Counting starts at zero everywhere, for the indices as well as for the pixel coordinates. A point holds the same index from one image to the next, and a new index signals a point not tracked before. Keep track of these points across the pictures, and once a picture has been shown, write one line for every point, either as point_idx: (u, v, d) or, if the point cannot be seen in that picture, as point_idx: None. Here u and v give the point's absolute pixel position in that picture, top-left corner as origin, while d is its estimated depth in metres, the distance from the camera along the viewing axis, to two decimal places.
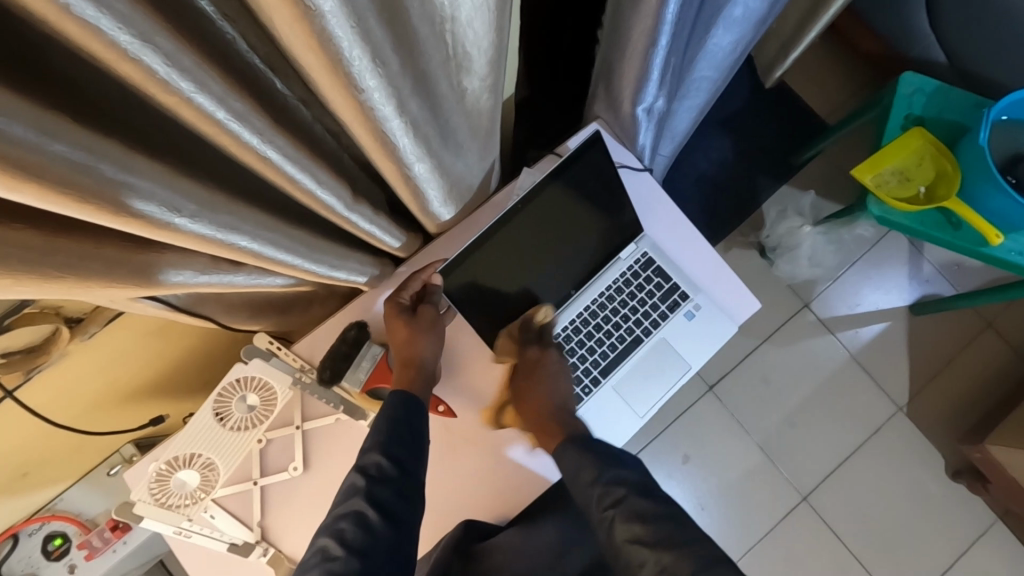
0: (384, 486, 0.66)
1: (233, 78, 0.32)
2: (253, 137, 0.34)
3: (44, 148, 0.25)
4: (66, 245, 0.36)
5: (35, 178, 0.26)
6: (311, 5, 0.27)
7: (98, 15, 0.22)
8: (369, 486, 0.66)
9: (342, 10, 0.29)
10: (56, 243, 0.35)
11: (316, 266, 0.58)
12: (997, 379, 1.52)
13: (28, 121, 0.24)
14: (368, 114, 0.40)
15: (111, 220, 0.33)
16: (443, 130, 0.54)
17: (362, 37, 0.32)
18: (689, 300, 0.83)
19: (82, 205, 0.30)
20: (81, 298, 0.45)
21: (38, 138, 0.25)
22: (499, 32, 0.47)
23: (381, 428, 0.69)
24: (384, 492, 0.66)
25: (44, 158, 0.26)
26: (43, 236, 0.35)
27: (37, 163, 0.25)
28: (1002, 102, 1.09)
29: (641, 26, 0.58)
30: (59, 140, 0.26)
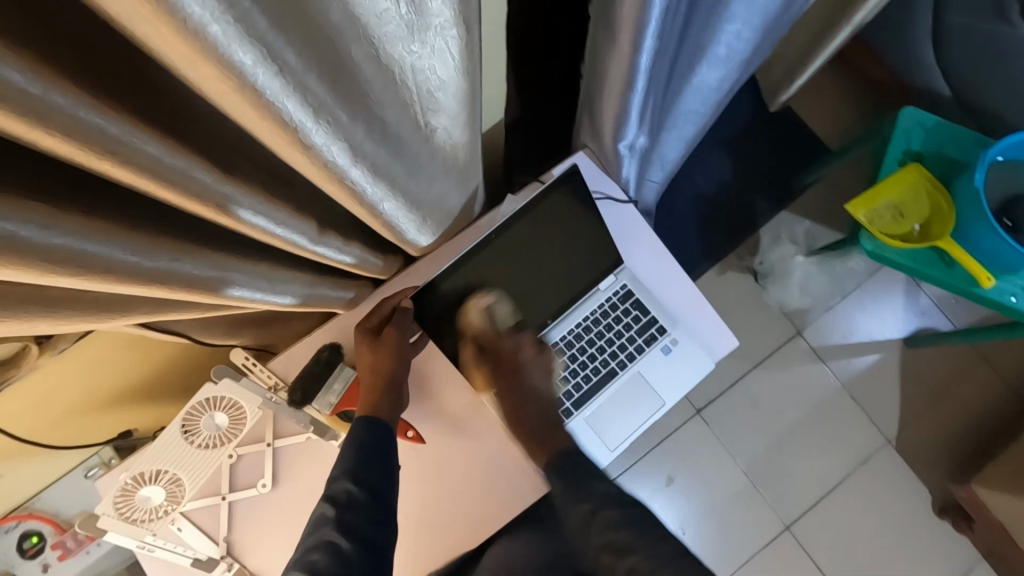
0: (354, 512, 0.66)
1: (176, 133, 0.32)
2: (201, 189, 0.35)
3: None
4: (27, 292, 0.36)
5: None
6: (237, 73, 0.27)
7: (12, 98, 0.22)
8: (339, 514, 0.66)
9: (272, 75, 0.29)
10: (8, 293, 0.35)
11: (285, 296, 0.58)
12: (990, 416, 1.50)
13: None
14: (321, 161, 0.40)
15: (67, 279, 0.33)
16: (411, 167, 0.53)
17: (301, 97, 0.32)
18: (666, 334, 0.83)
19: (29, 269, 0.30)
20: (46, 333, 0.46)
21: None
22: (465, 77, 0.47)
23: (347, 456, 0.69)
24: (354, 518, 0.66)
25: None
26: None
27: None
28: (1000, 143, 1.08)
29: (616, 70, 0.57)
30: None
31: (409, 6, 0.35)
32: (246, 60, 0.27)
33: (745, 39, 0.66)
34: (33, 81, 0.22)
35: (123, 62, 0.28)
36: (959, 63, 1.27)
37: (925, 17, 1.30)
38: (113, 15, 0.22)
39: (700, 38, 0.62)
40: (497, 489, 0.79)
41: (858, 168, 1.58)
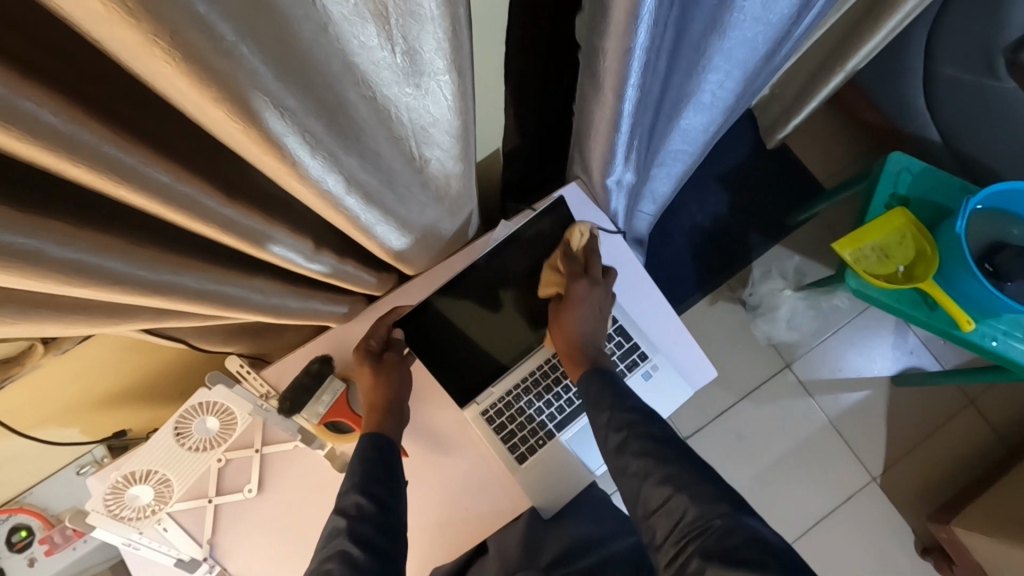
0: (366, 523, 0.66)
1: (183, 161, 0.36)
2: (207, 210, 0.38)
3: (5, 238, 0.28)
4: (43, 298, 0.40)
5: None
6: (240, 108, 0.31)
7: (41, 132, 0.25)
8: (351, 525, 0.66)
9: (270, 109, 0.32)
10: (20, 299, 0.38)
11: (281, 308, 0.61)
12: (973, 458, 1.51)
13: None
14: (317, 188, 0.44)
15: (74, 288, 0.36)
16: (404, 195, 0.57)
17: (300, 130, 0.36)
18: (647, 360, 0.86)
19: (44, 281, 0.32)
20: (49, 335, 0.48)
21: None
22: (460, 115, 0.50)
23: (357, 471, 0.70)
24: (367, 531, 0.66)
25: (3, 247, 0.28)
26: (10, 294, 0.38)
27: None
28: (983, 191, 1.11)
29: (603, 111, 0.61)
30: (18, 231, 0.29)
31: (403, 55, 0.38)
32: (248, 98, 0.30)
33: (729, 88, 0.69)
34: (63, 121, 0.25)
35: (139, 98, 0.32)
36: (948, 112, 1.31)
37: (917, 67, 1.34)
38: (142, 73, 0.26)
39: (683, 85, 0.66)
40: (478, 503, 0.82)
41: (851, 207, 1.62)
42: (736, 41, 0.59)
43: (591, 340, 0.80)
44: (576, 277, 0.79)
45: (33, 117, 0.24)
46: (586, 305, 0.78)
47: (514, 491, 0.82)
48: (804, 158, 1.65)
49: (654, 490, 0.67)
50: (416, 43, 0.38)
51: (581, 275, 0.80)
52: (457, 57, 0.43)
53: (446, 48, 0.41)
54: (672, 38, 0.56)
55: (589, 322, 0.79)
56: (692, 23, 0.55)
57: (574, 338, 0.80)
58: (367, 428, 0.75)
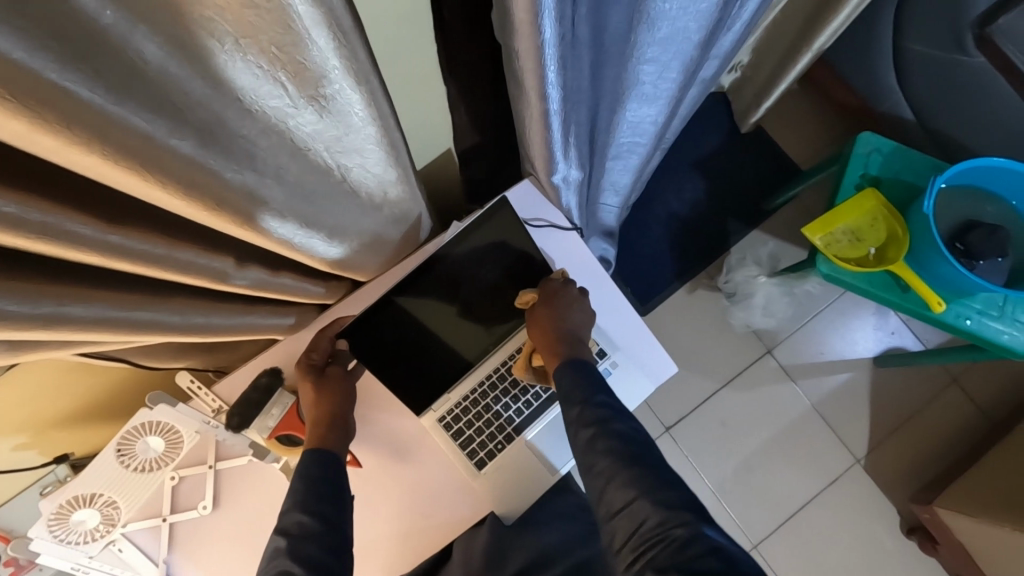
0: (311, 543, 0.64)
1: (45, 190, 0.34)
2: (76, 241, 0.36)
3: None
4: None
5: None
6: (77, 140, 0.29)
7: None
8: (291, 545, 0.63)
9: None
10: None
11: (207, 326, 0.59)
12: (956, 437, 1.50)
13: None
14: (211, 208, 0.42)
15: None
16: (327, 206, 0.55)
17: (171, 147, 0.34)
18: (607, 357, 0.83)
19: None
20: None
21: None
22: (376, 123, 0.49)
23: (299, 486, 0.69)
24: (310, 549, 0.64)
25: None
26: None
27: None
28: (952, 169, 1.09)
29: (532, 112, 0.59)
30: None
31: (284, 68, 0.36)
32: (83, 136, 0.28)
33: (669, 78, 0.68)
34: None
35: None
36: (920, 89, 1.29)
37: (886, 44, 1.32)
38: None
39: (618, 79, 0.64)
40: (441, 510, 0.81)
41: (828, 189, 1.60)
42: (665, 32, 0.57)
43: (578, 336, 0.76)
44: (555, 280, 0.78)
45: None
46: (566, 300, 0.76)
47: (475, 497, 0.81)
48: (780, 141, 1.62)
49: (617, 493, 0.62)
50: (295, 53, 0.36)
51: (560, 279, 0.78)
52: (355, 67, 0.40)
53: (341, 57, 0.38)
54: (592, 30, 0.54)
55: (578, 320, 0.76)
56: (612, 14, 0.53)
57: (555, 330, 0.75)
58: (311, 443, 0.74)
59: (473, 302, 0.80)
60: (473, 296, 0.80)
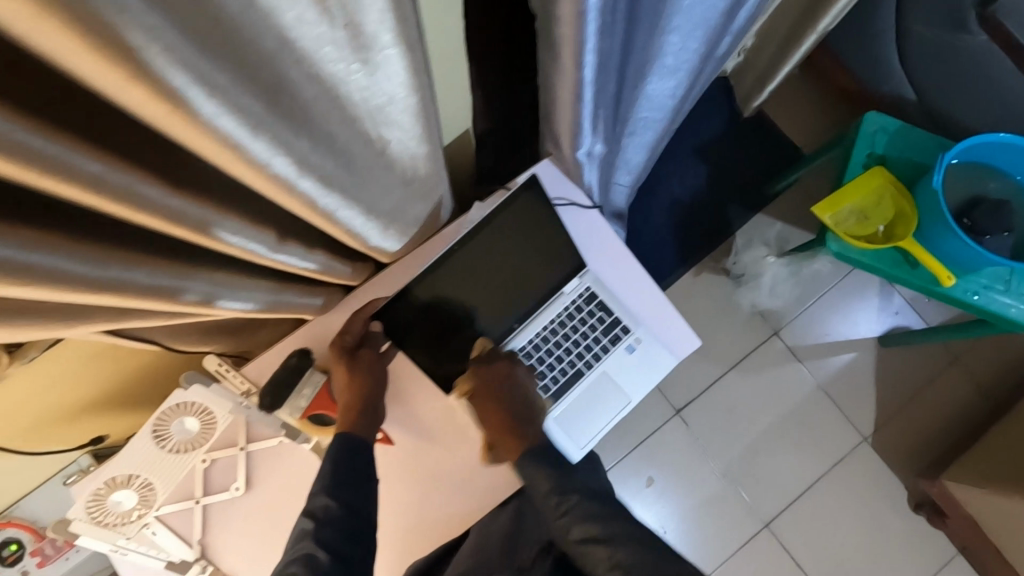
0: (330, 528, 0.68)
1: (116, 149, 0.34)
2: (144, 204, 0.36)
3: None
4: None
5: None
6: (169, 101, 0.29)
7: None
8: (317, 529, 0.67)
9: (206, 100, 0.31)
10: None
11: (245, 302, 0.59)
12: (960, 415, 1.52)
13: None
14: (270, 177, 0.42)
15: (19, 289, 0.34)
16: (365, 179, 0.56)
17: (243, 118, 0.35)
18: (630, 333, 0.85)
19: None
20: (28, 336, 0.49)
21: None
22: (417, 93, 0.49)
23: (325, 472, 0.71)
24: (331, 535, 0.67)
25: None
26: None
27: None
28: (958, 146, 1.11)
29: (565, 84, 0.60)
30: None
31: (345, 29, 0.36)
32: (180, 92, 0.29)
33: (690, 48, 0.69)
34: None
35: (62, 79, 0.30)
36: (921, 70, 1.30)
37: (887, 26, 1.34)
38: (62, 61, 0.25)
39: (645, 52, 0.65)
40: (471, 488, 0.81)
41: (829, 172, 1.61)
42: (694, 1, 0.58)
43: (527, 397, 0.80)
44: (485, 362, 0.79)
45: None
46: (507, 382, 0.79)
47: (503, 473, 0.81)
48: (781, 126, 1.63)
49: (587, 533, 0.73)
50: (359, 15, 0.36)
51: (495, 360, 0.80)
52: (404, 31, 0.41)
53: (397, 20, 0.39)
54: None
55: (522, 379, 0.80)
56: None
57: (502, 418, 0.78)
58: (339, 428, 0.74)
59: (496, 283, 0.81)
60: (495, 277, 0.81)
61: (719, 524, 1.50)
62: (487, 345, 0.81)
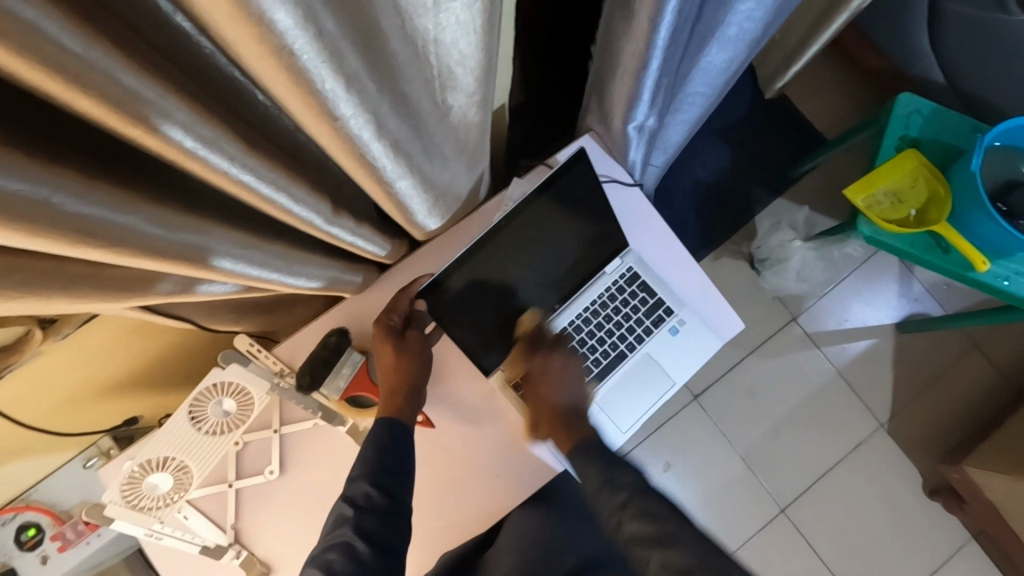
0: (371, 517, 0.65)
1: (204, 102, 0.32)
2: (224, 161, 0.33)
3: (34, 194, 0.25)
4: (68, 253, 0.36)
5: (21, 223, 0.25)
6: (282, 45, 0.26)
7: (70, 43, 0.21)
8: (357, 516, 0.64)
9: (315, 45, 0.28)
10: (32, 267, 0.34)
11: (293, 277, 0.56)
12: (980, 400, 1.47)
13: (21, 171, 0.24)
14: (348, 138, 0.39)
15: (96, 253, 0.31)
16: (427, 148, 0.52)
17: (342, 75, 0.32)
18: (673, 315, 0.83)
19: (67, 243, 0.28)
20: (77, 308, 0.46)
21: (28, 186, 0.24)
22: (485, 53, 0.45)
23: (369, 457, 0.67)
24: (369, 523, 0.64)
25: (34, 203, 0.25)
26: (28, 257, 0.34)
27: (28, 207, 0.25)
28: (997, 129, 1.09)
29: (632, 49, 0.58)
30: (49, 187, 0.25)
31: None
32: (295, 34, 0.26)
33: (755, 18, 0.66)
34: (73, 39, 0.21)
35: (164, 16, 0.27)
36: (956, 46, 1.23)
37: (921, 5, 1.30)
38: None
39: (712, 18, 0.62)
40: (508, 473, 0.78)
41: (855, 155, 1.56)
42: None
43: (573, 407, 0.78)
44: (536, 355, 0.78)
45: (60, 31, 0.20)
46: (556, 379, 0.77)
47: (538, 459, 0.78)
48: (803, 109, 1.57)
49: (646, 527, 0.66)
50: None
51: (542, 354, 0.78)
52: None
53: None
54: None
55: (568, 395, 0.78)
56: None
57: (552, 409, 0.76)
58: (382, 411, 0.71)
59: (531, 263, 0.77)
60: (527, 256, 0.76)
61: (734, 512, 1.43)
62: (535, 321, 0.79)
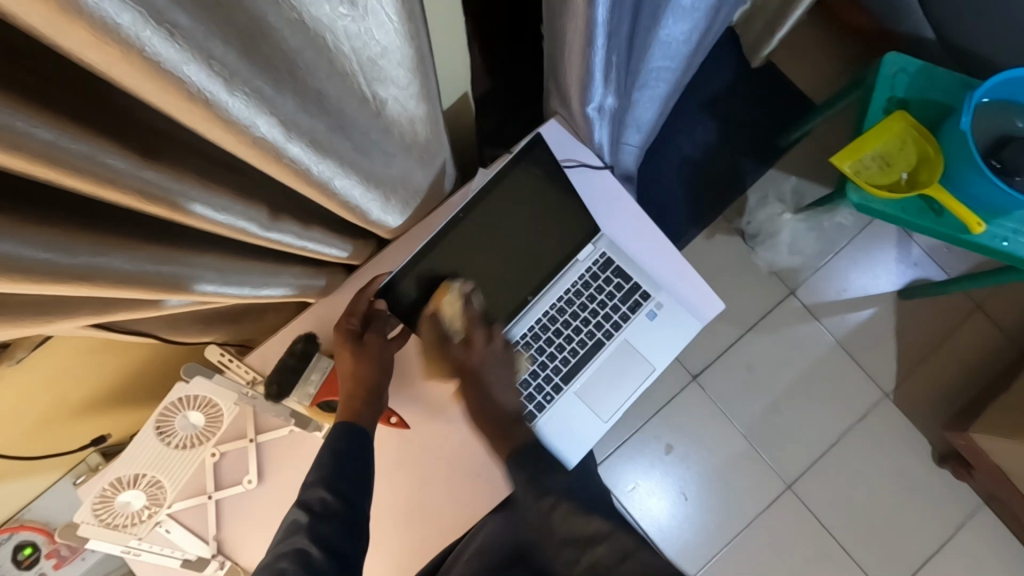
0: (328, 522, 0.64)
1: (76, 114, 0.30)
2: (110, 177, 0.32)
3: None
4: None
5: None
6: (130, 44, 0.24)
7: None
8: (312, 523, 0.64)
9: (174, 46, 0.26)
10: None
11: (236, 287, 0.54)
12: (987, 363, 1.43)
13: None
14: (255, 141, 0.37)
15: None
16: (363, 144, 0.51)
17: (219, 75, 0.30)
18: (650, 298, 0.80)
19: None
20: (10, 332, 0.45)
21: None
22: (409, 41, 0.42)
23: (324, 463, 0.67)
24: (327, 529, 0.64)
25: None
26: None
27: None
28: (987, 83, 1.04)
29: (575, 27, 0.56)
30: None
31: None
32: (139, 31, 0.24)
33: None
34: None
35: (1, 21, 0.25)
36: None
37: None
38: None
39: None
40: (486, 472, 0.76)
41: (847, 118, 1.51)
42: None
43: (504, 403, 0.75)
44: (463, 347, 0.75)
45: None
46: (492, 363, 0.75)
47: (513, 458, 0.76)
48: (791, 75, 1.52)
49: None
50: None
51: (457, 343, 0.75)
52: None
53: None
54: None
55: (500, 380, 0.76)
56: None
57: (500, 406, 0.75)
58: (342, 416, 0.70)
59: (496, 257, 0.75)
60: (493, 248, 0.75)
61: (738, 492, 1.41)
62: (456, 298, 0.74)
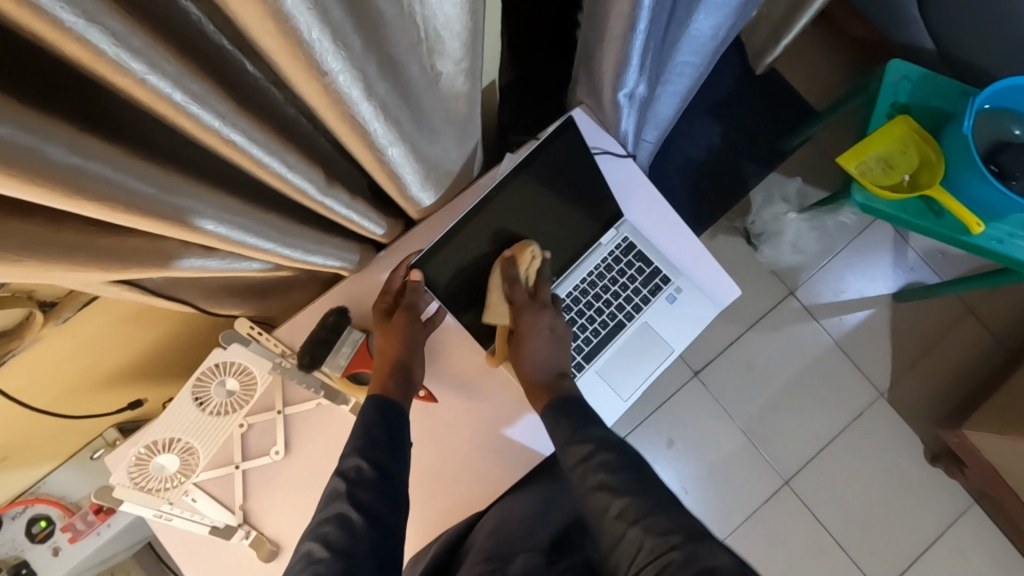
0: (365, 489, 0.65)
1: (190, 57, 0.32)
2: (214, 120, 0.34)
3: (17, 139, 0.25)
4: (60, 213, 0.37)
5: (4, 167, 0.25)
6: None
7: None
8: (351, 490, 0.65)
9: None
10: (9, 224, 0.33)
11: (289, 250, 0.55)
12: (978, 366, 1.48)
13: (5, 115, 0.24)
14: (334, 97, 0.39)
15: (86, 207, 0.31)
16: (418, 112, 0.52)
17: (327, 26, 0.32)
18: (670, 283, 0.83)
19: (54, 195, 0.29)
20: (76, 278, 0.46)
21: (11, 131, 0.24)
22: (470, 16, 0.44)
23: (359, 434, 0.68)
24: (367, 495, 0.65)
25: (12, 149, 0.25)
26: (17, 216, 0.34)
27: (10, 153, 0.25)
28: (988, 90, 1.09)
29: (618, 11, 0.58)
30: (33, 133, 0.25)
31: None
32: None
33: None
34: None
35: None
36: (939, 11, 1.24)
37: None
38: None
39: None
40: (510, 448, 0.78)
41: (847, 125, 1.55)
42: None
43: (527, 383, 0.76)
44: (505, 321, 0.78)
45: None
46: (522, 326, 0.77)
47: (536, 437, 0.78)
48: (793, 82, 1.57)
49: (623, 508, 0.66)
50: None
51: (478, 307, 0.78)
52: None
53: None
54: None
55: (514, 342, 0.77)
56: None
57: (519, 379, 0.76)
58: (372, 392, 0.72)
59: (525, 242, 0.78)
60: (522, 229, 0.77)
61: (738, 488, 1.44)
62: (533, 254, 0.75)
